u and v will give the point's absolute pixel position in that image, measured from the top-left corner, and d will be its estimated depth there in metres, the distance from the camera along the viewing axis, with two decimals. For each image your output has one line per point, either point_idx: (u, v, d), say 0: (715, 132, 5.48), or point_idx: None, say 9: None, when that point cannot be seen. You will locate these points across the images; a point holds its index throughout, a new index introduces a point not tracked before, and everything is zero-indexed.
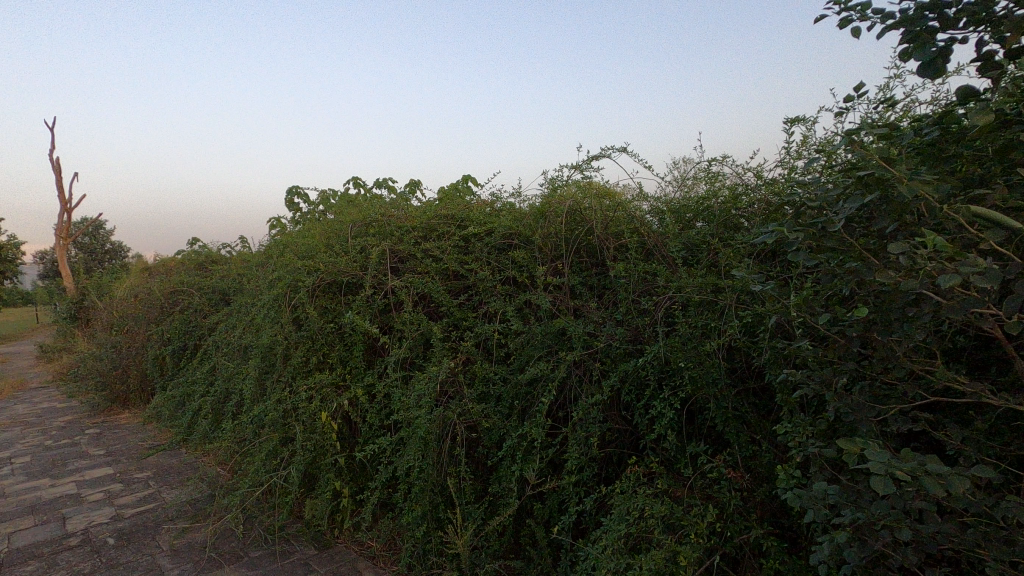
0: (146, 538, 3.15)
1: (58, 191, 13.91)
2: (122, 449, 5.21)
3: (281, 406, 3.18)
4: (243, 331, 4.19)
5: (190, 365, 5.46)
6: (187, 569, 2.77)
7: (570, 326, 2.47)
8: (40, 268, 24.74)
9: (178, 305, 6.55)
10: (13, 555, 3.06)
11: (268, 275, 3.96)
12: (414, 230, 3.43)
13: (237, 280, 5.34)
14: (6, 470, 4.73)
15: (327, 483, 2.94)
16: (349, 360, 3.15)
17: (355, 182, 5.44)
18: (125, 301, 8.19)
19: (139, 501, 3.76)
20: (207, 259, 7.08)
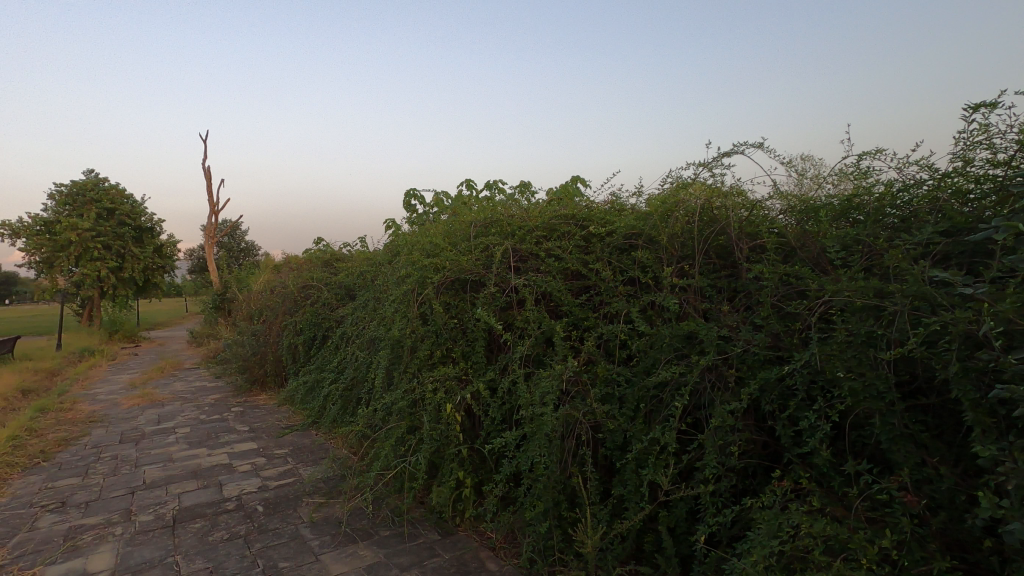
0: (289, 509, 3.46)
1: (209, 196, 15.75)
2: (263, 426, 5.78)
3: (408, 396, 3.35)
4: (371, 325, 4.49)
5: (321, 354, 5.92)
6: (326, 541, 3.01)
7: (703, 329, 2.37)
8: (189, 264, 28.21)
9: (308, 298, 7.14)
10: (183, 513, 3.49)
11: (394, 272, 4.19)
12: (535, 229, 3.46)
13: (363, 276, 5.72)
14: (172, 438, 5.43)
15: (450, 473, 3.06)
16: (471, 355, 3.25)
17: (469, 183, 5.63)
18: (261, 293, 9.07)
19: (280, 474, 4.15)
20: (332, 256, 7.66)
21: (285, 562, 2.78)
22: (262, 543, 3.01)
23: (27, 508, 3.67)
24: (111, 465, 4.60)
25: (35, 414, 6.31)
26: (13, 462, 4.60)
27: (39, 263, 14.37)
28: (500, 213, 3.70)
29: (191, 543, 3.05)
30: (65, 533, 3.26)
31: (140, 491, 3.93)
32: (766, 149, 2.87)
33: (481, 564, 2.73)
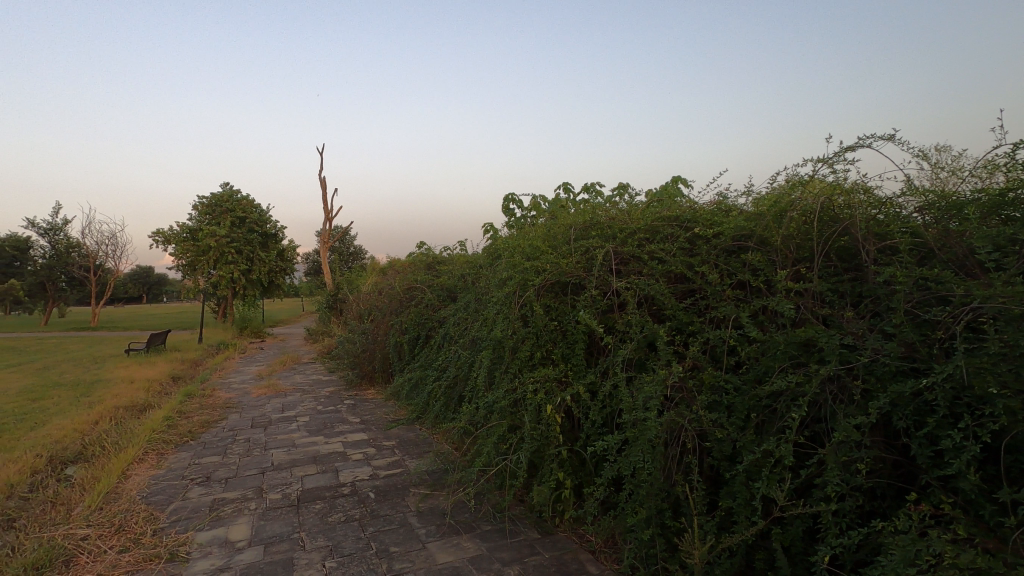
0: (397, 497, 3.68)
1: (324, 204, 17.09)
2: (372, 419, 6.18)
3: (509, 396, 3.40)
4: (472, 326, 4.64)
5: (424, 353, 6.22)
6: (432, 530, 3.16)
7: (823, 336, 2.21)
8: (306, 267, 30.71)
9: (412, 299, 7.53)
10: (306, 494, 3.83)
11: (495, 275, 4.31)
12: (637, 231, 3.41)
13: (464, 279, 5.94)
14: (294, 426, 5.96)
15: (550, 473, 3.07)
16: (571, 357, 3.26)
17: (565, 186, 5.66)
18: (369, 294, 9.69)
19: (388, 464, 4.42)
20: (433, 260, 8.01)
21: (395, 547, 2.96)
22: (374, 527, 3.22)
23: (180, 481, 4.19)
24: (245, 447, 5.14)
25: (184, 399, 7.19)
26: (167, 439, 5.28)
27: (185, 267, 16.35)
28: (600, 216, 3.68)
29: (314, 522, 3.34)
30: (210, 504, 3.69)
31: (269, 472, 4.35)
32: (898, 141, 2.61)
33: (582, 565, 2.74)
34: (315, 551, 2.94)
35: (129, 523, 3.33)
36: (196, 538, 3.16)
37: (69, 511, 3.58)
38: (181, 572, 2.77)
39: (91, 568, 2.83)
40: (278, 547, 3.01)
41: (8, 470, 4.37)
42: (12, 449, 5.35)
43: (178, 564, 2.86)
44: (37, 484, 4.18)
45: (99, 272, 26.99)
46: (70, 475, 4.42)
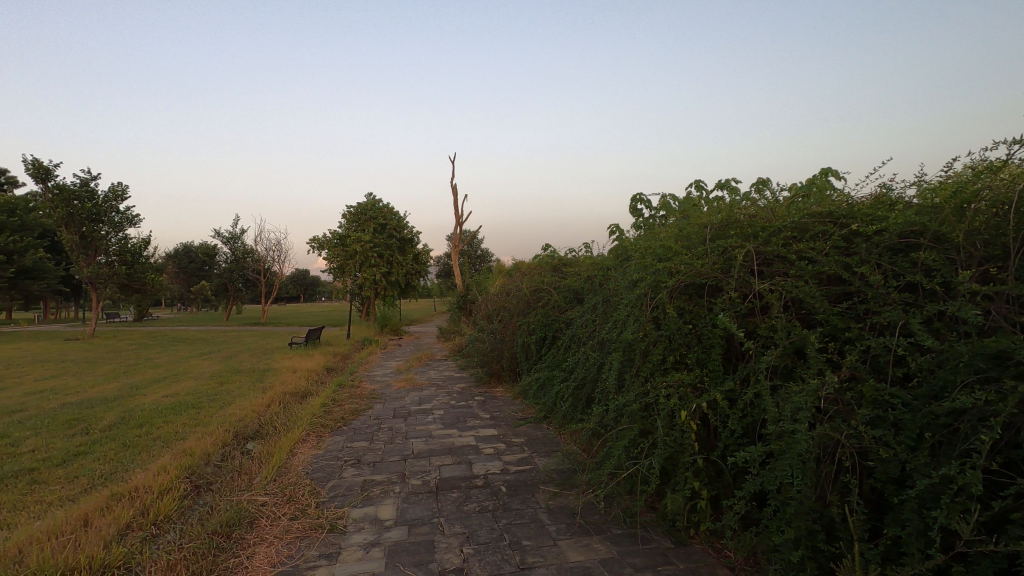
0: (528, 493, 3.78)
1: (456, 209, 18.00)
2: (502, 416, 6.41)
3: (640, 400, 3.28)
4: (601, 328, 4.61)
5: (551, 353, 6.32)
6: (562, 528, 3.21)
7: (1021, 348, 1.89)
8: (439, 269, 32.57)
9: (539, 300, 7.66)
10: (444, 482, 4.08)
11: (624, 276, 4.24)
12: (782, 230, 3.16)
13: (592, 280, 5.92)
14: (431, 418, 6.37)
15: (684, 482, 2.95)
16: (707, 363, 3.11)
17: (698, 184, 5.41)
18: (498, 295, 10.04)
19: (519, 461, 4.55)
20: (560, 262, 8.07)
21: (527, 541, 3.05)
22: (507, 520, 3.34)
23: (336, 461, 4.69)
24: (389, 435, 5.60)
25: (336, 388, 8.01)
26: (325, 424, 5.92)
27: (337, 270, 18.18)
28: (739, 213, 3.46)
29: (451, 509, 3.55)
30: (361, 484, 4.08)
31: (410, 459, 4.70)
32: None
33: None
34: (453, 537, 3.13)
35: (297, 495, 3.79)
36: (351, 514, 3.51)
37: (251, 480, 4.16)
38: (339, 543, 3.09)
39: (269, 531, 3.27)
40: (421, 530, 3.24)
41: (205, 441, 5.19)
42: (207, 424, 6.34)
43: (337, 535, 3.20)
44: (226, 455, 4.91)
45: (268, 275, 31.00)
46: (250, 449, 5.14)
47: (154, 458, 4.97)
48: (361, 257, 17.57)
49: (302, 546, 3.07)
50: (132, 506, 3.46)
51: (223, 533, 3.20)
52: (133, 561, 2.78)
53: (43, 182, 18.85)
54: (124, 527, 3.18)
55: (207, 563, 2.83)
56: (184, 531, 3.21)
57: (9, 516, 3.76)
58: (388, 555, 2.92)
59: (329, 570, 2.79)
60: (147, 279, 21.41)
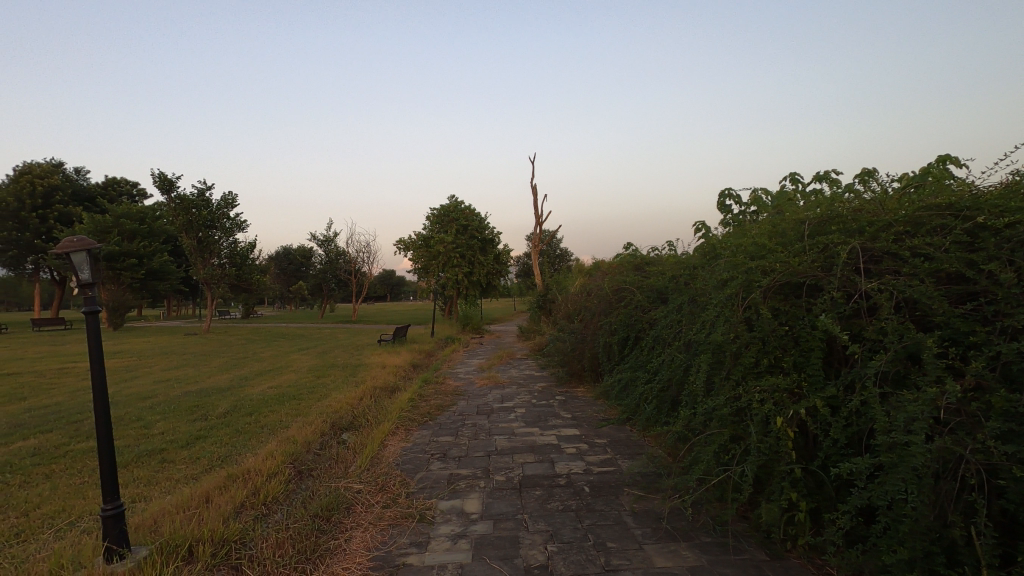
0: (611, 495, 3.74)
1: (535, 209, 18.06)
2: (584, 416, 6.38)
3: (731, 404, 3.14)
4: (687, 329, 4.47)
5: (634, 354, 6.20)
6: (648, 532, 3.14)
7: None
8: (519, 269, 32.89)
9: (621, 300, 7.53)
10: (527, 479, 4.13)
11: (713, 275, 4.07)
12: (892, 224, 2.92)
13: (677, 280, 5.74)
14: (513, 416, 6.46)
15: (781, 492, 2.79)
16: (806, 367, 2.93)
17: (793, 177, 5.09)
18: (578, 295, 9.98)
19: (601, 462, 4.51)
20: (642, 261, 7.89)
21: (612, 543, 3.02)
22: (590, 520, 3.33)
23: (423, 454, 4.88)
24: (473, 431, 5.74)
25: (423, 385, 8.32)
26: (412, 418, 6.18)
27: (422, 270, 18.90)
28: (842, 207, 3.23)
29: (534, 506, 3.58)
30: (448, 477, 4.22)
31: (493, 455, 4.80)
32: None
33: None
34: (537, 534, 3.16)
35: (388, 484, 3.99)
36: (439, 505, 3.64)
37: (347, 468, 4.43)
38: (428, 532, 3.22)
39: (364, 517, 3.46)
40: (505, 525, 3.30)
41: (305, 431, 5.59)
42: (306, 415, 6.82)
43: (426, 525, 3.34)
44: (324, 444, 5.26)
45: (358, 275, 32.76)
46: (346, 439, 5.47)
47: (262, 444, 5.42)
48: (444, 258, 18.14)
49: (395, 533, 3.23)
50: (245, 487, 3.79)
51: (323, 516, 3.43)
52: (248, 537, 3.05)
53: (167, 193, 21.04)
54: (239, 505, 3.49)
55: (310, 543, 3.05)
56: (289, 512, 3.47)
57: (145, 490, 4.25)
58: (475, 547, 3.00)
59: (420, 558, 2.91)
60: (253, 279, 23.35)
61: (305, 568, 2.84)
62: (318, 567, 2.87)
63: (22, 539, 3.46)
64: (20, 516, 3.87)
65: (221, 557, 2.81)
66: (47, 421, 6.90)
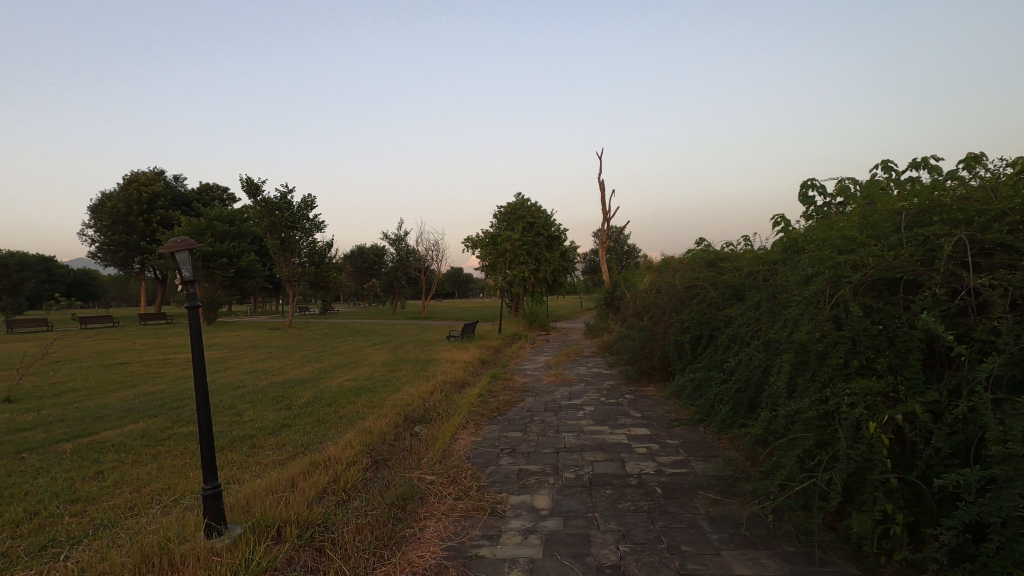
0: (685, 497, 3.64)
1: (602, 204, 17.82)
2: (654, 415, 6.24)
3: (817, 407, 2.96)
4: (767, 328, 4.25)
5: (707, 353, 5.99)
6: (725, 538, 3.03)
7: None
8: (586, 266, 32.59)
9: (693, 297, 7.30)
10: (597, 478, 4.09)
11: (795, 270, 3.85)
12: (1006, 214, 2.65)
13: (755, 276, 5.48)
14: (581, 413, 6.42)
15: (874, 502, 2.60)
16: (903, 369, 2.71)
17: (886, 165, 4.72)
18: (648, 291, 9.76)
19: (674, 463, 4.39)
20: (715, 256, 7.59)
21: (687, 546, 2.93)
22: (664, 522, 3.25)
23: (493, 449, 4.95)
24: (541, 427, 5.76)
25: (491, 380, 8.44)
26: (481, 413, 6.28)
27: (489, 268, 19.16)
28: (945, 196, 2.97)
29: (605, 505, 3.54)
30: (518, 473, 4.25)
31: (562, 452, 4.79)
32: None
33: None
34: (608, 533, 3.12)
35: (460, 477, 4.08)
36: (509, 499, 3.68)
37: (420, 459, 4.57)
38: (499, 526, 3.26)
39: (437, 508, 3.56)
40: (576, 522, 3.28)
41: (381, 422, 5.81)
42: (381, 407, 7.09)
43: (497, 519, 3.38)
44: (399, 436, 5.45)
45: (428, 272, 33.66)
46: (418, 431, 5.64)
47: (341, 434, 5.69)
48: (511, 255, 18.29)
49: (467, 525, 3.29)
50: (327, 474, 4.00)
51: (399, 505, 3.56)
52: (330, 521, 3.22)
53: (254, 197, 22.52)
54: (322, 491, 3.69)
55: (388, 530, 3.18)
56: (367, 500, 3.62)
57: (238, 472, 4.58)
58: (545, 543, 3.01)
59: (492, 550, 2.95)
60: (330, 277, 24.56)
61: (383, 553, 2.96)
62: (395, 553, 2.97)
63: (135, 513, 3.83)
64: (134, 491, 4.29)
65: (307, 539, 2.98)
66: (155, 406, 7.59)
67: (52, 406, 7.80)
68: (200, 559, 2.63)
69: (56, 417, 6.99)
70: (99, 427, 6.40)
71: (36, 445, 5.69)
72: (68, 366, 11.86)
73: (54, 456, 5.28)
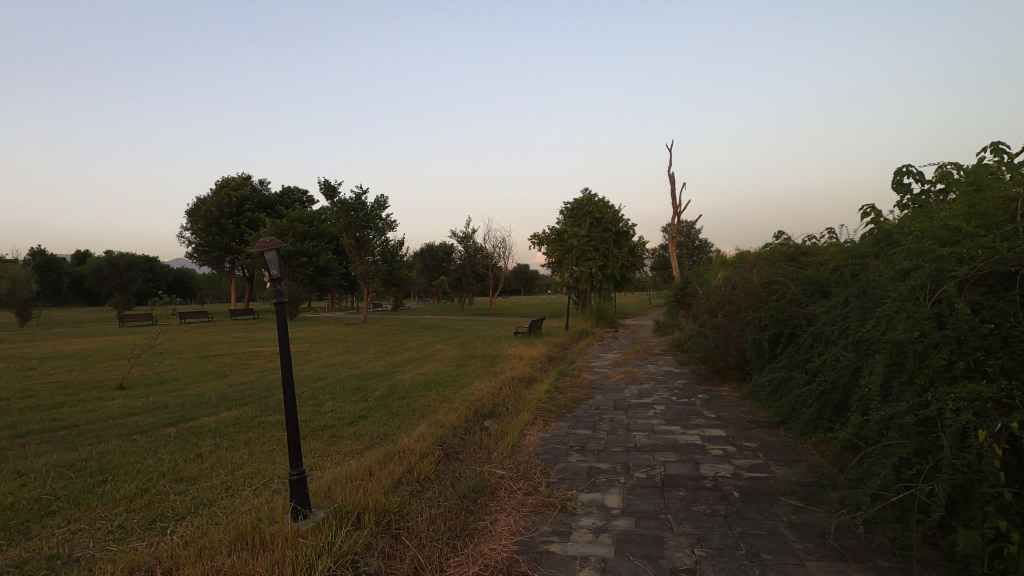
0: (765, 503, 3.47)
1: (672, 198, 17.30)
2: (730, 416, 6.00)
3: (915, 413, 2.74)
4: (857, 326, 3.97)
5: (788, 353, 5.68)
6: (810, 548, 2.87)
7: None
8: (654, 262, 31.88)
9: (771, 294, 6.94)
10: (670, 479, 3.98)
11: (889, 264, 3.57)
12: None
13: (841, 271, 5.13)
14: (652, 412, 6.28)
15: (984, 518, 2.37)
16: (1019, 373, 2.45)
17: (996, 147, 4.27)
18: (722, 287, 9.39)
19: (752, 467, 4.20)
20: (796, 250, 7.17)
21: (768, 554, 2.80)
22: (742, 528, 3.11)
23: (562, 445, 4.94)
24: (611, 425, 5.68)
25: (559, 377, 8.42)
26: (550, 409, 6.28)
27: (556, 265, 19.13)
28: None
29: (678, 507, 3.45)
30: (588, 470, 4.22)
31: (633, 451, 4.69)
32: None
33: None
34: (682, 536, 3.03)
35: (530, 472, 4.11)
36: (579, 497, 3.66)
37: (490, 454, 4.64)
38: (570, 523, 3.25)
39: (508, 502, 3.60)
40: (648, 523, 3.22)
41: (452, 416, 5.95)
42: (452, 401, 7.25)
43: (568, 516, 3.37)
44: (469, 430, 5.56)
45: (495, 269, 34.08)
46: (488, 426, 5.73)
47: (414, 426, 5.87)
48: (578, 252, 18.16)
49: (537, 521, 3.30)
50: (401, 464, 4.14)
51: (471, 497, 3.63)
52: (405, 510, 3.33)
53: (331, 198, 23.66)
54: (398, 480, 3.83)
55: (460, 522, 3.25)
56: (439, 491, 3.73)
57: (320, 460, 4.84)
58: (617, 543, 2.97)
59: (563, 547, 2.95)
60: (402, 274, 25.39)
61: (455, 544, 3.03)
62: (467, 544, 3.04)
63: (230, 494, 4.13)
64: (229, 474, 4.63)
65: (384, 526, 3.11)
66: (245, 396, 8.16)
67: (157, 393, 8.57)
68: (287, 540, 2.80)
69: (162, 404, 7.67)
70: (198, 414, 6.96)
71: (145, 428, 6.26)
72: (171, 357, 12.95)
73: (160, 439, 5.80)
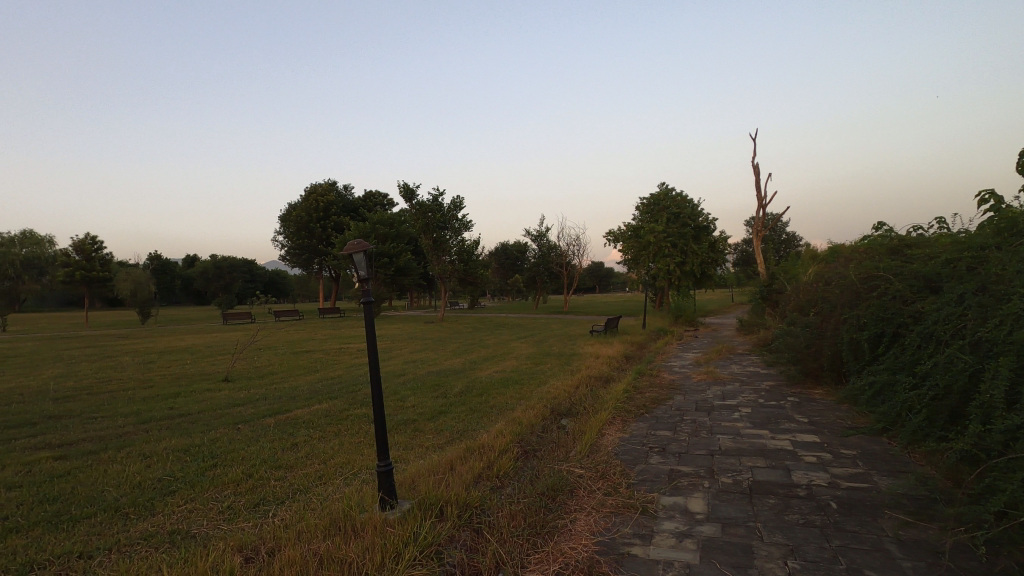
0: (867, 516, 3.22)
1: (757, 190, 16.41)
2: (824, 422, 5.62)
3: None
4: (975, 326, 3.59)
5: (891, 354, 5.24)
6: (921, 567, 2.63)
7: None
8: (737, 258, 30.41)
9: (871, 290, 6.42)
10: (758, 485, 3.79)
11: (1015, 258, 3.19)
12: None
13: (955, 265, 4.65)
14: (737, 415, 6.00)
15: None
16: None
17: None
18: (813, 284, 8.80)
19: (851, 476, 3.91)
20: (900, 242, 6.59)
21: (871, 571, 2.60)
22: (841, 541, 2.91)
23: (641, 446, 4.84)
24: (693, 427, 5.49)
25: (637, 377, 8.24)
26: (628, 409, 6.17)
27: (632, 262, 18.73)
28: None
29: (768, 516, 3.28)
30: (669, 473, 4.10)
31: (717, 455, 4.51)
32: None
33: None
34: (774, 546, 2.88)
35: (609, 472, 4.05)
36: (661, 500, 3.57)
37: (568, 452, 4.63)
38: (652, 526, 3.18)
39: (587, 501, 3.58)
40: (736, 531, 3.08)
41: (529, 413, 5.99)
42: (528, 399, 7.30)
43: (649, 518, 3.29)
44: (546, 428, 5.58)
45: (569, 268, 33.90)
46: (565, 425, 5.71)
47: (492, 423, 5.97)
48: (654, 249, 17.69)
49: (618, 521, 3.26)
50: (481, 460, 4.22)
51: (550, 495, 3.65)
52: (486, 505, 3.40)
53: (410, 201, 24.50)
54: (478, 475, 3.91)
55: (540, 519, 3.27)
56: (518, 488, 3.77)
57: (404, 452, 5.04)
58: (702, 549, 2.87)
59: (645, 550, 2.89)
60: (478, 273, 25.85)
61: (535, 541, 3.05)
62: (547, 542, 3.05)
63: (323, 482, 4.40)
64: (322, 463, 4.93)
65: (465, 519, 3.19)
66: (335, 389, 8.65)
67: (257, 386, 9.27)
68: (376, 528, 2.95)
69: (262, 395, 8.30)
70: (293, 406, 7.47)
71: (248, 418, 6.80)
72: (269, 353, 13.95)
73: (262, 428, 6.27)
